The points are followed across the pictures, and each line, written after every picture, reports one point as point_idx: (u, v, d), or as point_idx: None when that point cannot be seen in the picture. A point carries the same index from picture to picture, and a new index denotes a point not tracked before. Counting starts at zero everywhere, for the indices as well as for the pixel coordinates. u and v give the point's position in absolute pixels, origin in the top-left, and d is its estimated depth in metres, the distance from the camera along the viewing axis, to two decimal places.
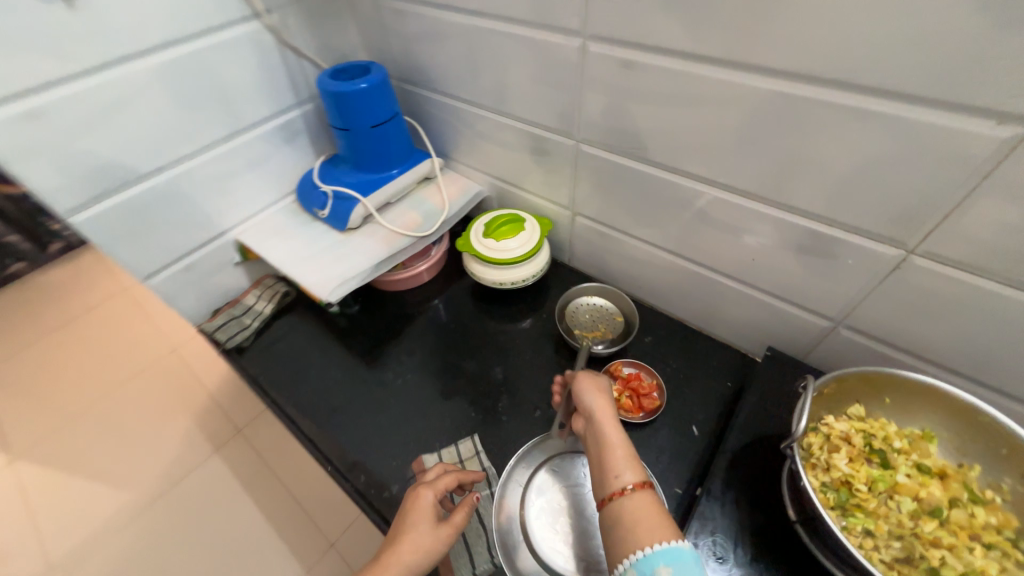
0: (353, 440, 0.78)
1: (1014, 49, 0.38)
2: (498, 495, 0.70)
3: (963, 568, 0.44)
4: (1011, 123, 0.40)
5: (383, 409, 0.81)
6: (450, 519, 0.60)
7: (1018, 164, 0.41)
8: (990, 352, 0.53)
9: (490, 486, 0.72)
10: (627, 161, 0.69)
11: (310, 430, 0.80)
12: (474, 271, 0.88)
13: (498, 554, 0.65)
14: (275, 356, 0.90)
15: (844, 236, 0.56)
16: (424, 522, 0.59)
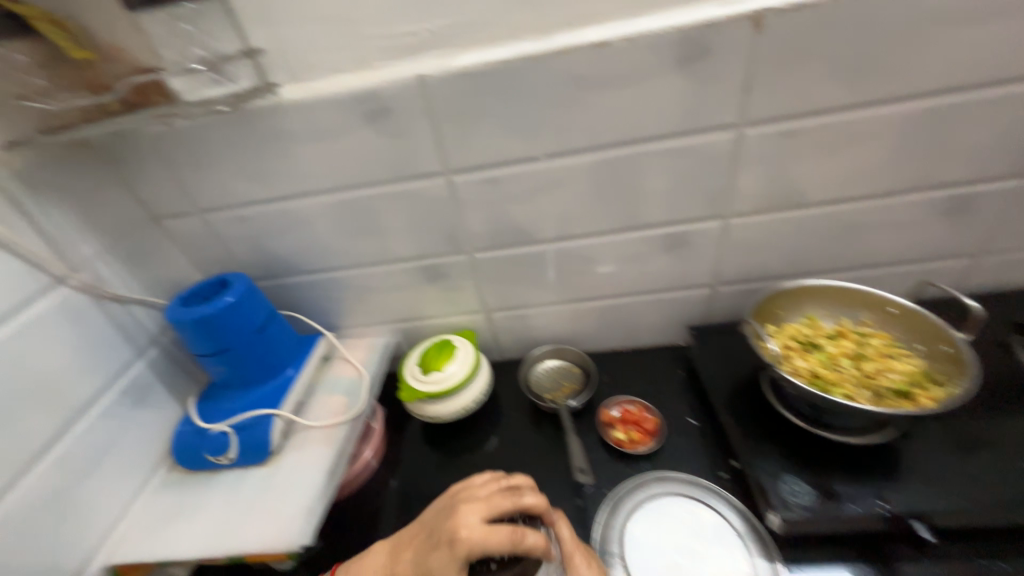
0: None
1: (711, 91, 0.62)
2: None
3: (886, 377, 0.61)
4: (729, 128, 0.65)
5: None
6: None
7: (746, 145, 0.66)
8: (810, 251, 0.78)
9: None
10: (518, 250, 0.80)
11: None
12: (429, 413, 0.81)
13: None
14: None
15: (685, 227, 0.76)
16: None
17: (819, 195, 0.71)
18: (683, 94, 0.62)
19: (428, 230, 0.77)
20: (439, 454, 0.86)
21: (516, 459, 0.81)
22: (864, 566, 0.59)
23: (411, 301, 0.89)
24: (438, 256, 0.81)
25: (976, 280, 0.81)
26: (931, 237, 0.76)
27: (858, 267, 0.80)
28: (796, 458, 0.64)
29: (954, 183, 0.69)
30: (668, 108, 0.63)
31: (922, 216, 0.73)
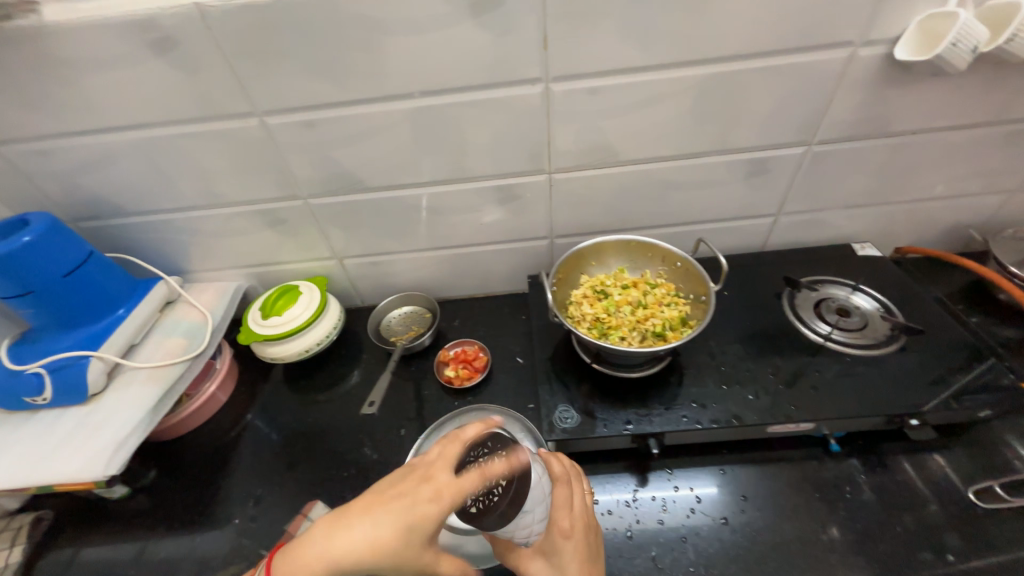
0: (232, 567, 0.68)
1: (511, 45, 0.62)
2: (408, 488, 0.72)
3: (656, 319, 0.69)
4: (535, 84, 0.66)
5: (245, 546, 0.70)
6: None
7: (554, 103, 0.68)
8: (632, 207, 0.84)
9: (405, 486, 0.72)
10: (355, 198, 0.81)
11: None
12: (270, 354, 0.84)
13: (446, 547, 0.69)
14: None
15: (513, 181, 0.79)
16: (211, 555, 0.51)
17: (632, 154, 0.76)
18: (484, 44, 0.62)
19: (255, 174, 0.76)
20: (290, 393, 0.90)
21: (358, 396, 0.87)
22: (620, 475, 0.71)
23: (258, 248, 0.89)
24: (273, 201, 0.80)
25: (779, 239, 0.91)
26: (736, 198, 0.83)
27: (677, 223, 0.87)
28: (585, 386, 0.72)
29: (749, 148, 0.75)
30: (473, 58, 0.63)
31: (726, 178, 0.80)
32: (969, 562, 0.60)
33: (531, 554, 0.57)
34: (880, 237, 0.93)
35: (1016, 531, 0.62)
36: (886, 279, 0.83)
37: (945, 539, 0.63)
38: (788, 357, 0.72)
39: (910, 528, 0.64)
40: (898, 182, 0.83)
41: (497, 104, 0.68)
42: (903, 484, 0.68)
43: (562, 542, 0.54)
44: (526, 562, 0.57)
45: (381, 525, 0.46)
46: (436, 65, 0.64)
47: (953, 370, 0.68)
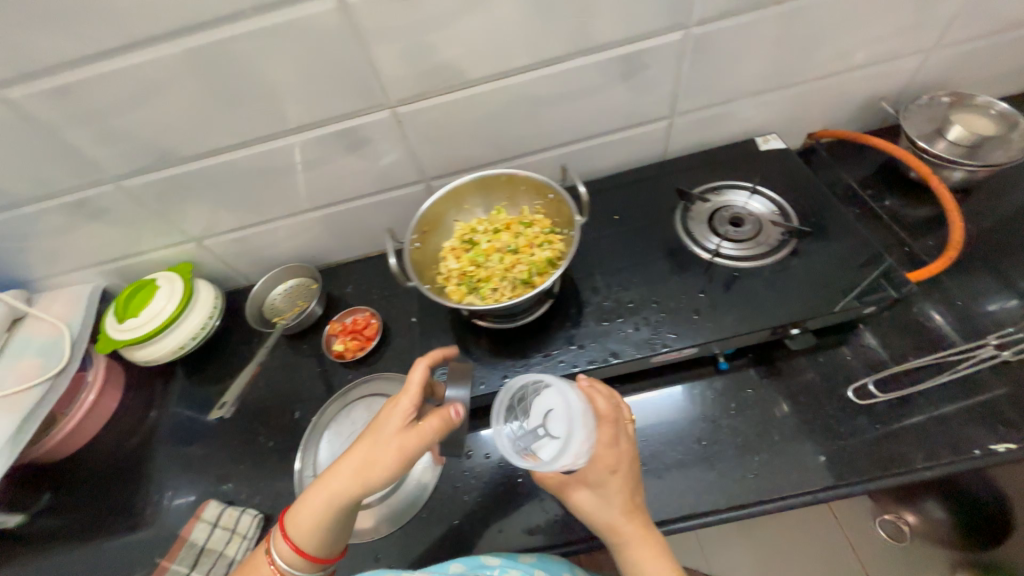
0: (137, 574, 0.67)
1: None
2: (302, 476, 0.68)
3: (527, 265, 0.62)
4: None
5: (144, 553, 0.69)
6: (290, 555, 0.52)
7: (356, 17, 0.55)
8: (504, 131, 0.73)
9: (304, 476, 0.68)
10: (176, 171, 0.69)
11: None
12: (142, 358, 0.78)
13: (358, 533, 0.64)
14: None
15: (351, 123, 0.67)
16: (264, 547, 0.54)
17: (481, 70, 0.63)
18: None
19: (36, 162, 0.63)
20: (182, 390, 0.85)
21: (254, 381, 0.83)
22: None
23: (96, 243, 0.78)
24: (80, 189, 0.68)
25: (680, 144, 0.82)
26: (619, 104, 0.72)
27: (562, 143, 0.77)
28: (465, 346, 0.68)
29: (617, 43, 0.63)
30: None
31: (601, 82, 0.68)
32: (856, 457, 0.60)
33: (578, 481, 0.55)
34: (791, 125, 0.84)
35: (906, 417, 0.61)
36: (788, 175, 0.76)
37: (835, 439, 0.61)
38: (676, 280, 0.66)
39: (805, 428, 0.63)
40: (800, 58, 0.72)
41: (289, 29, 0.55)
42: (794, 389, 0.66)
43: (609, 477, 0.53)
44: (570, 491, 0.55)
45: (365, 480, 0.50)
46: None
47: (840, 270, 0.64)
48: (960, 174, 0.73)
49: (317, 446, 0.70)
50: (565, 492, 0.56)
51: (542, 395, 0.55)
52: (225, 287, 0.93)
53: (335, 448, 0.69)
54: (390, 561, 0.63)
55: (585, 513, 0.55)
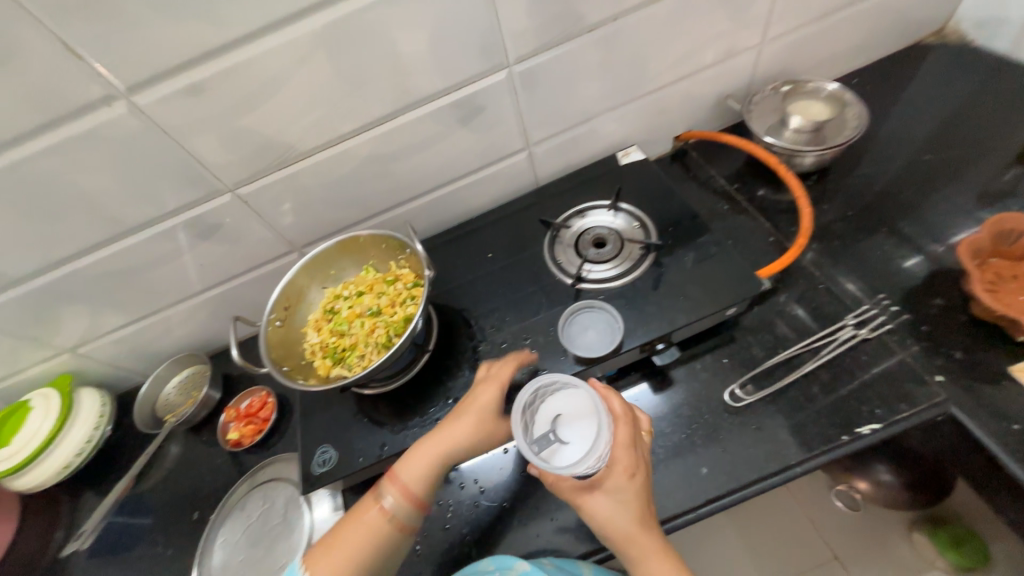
0: None
1: (30, 68, 0.47)
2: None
3: (388, 327, 0.62)
4: (111, 103, 0.52)
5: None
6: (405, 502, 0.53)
7: (155, 116, 0.54)
8: (361, 190, 0.72)
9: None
10: (18, 291, 0.66)
11: None
12: (25, 486, 0.74)
13: None
14: None
15: (193, 212, 0.65)
16: (365, 513, 0.53)
17: (311, 141, 0.63)
18: None
19: None
20: (82, 508, 0.80)
21: (155, 485, 0.79)
22: None
23: None
24: None
25: (547, 171, 0.82)
26: (469, 147, 0.72)
27: (426, 191, 0.76)
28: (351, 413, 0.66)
29: (442, 92, 0.64)
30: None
31: (441, 129, 0.68)
32: (749, 459, 0.58)
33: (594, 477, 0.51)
34: (655, 133, 0.85)
35: (790, 409, 0.61)
36: (647, 187, 0.78)
37: (729, 444, 0.60)
38: (545, 312, 0.67)
39: (699, 438, 0.61)
40: (635, 76, 0.74)
41: (87, 139, 0.53)
42: (677, 400, 0.65)
43: (629, 482, 0.50)
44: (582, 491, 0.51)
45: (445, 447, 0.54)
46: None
47: (698, 278, 0.66)
48: (810, 160, 0.75)
49: (213, 556, 0.67)
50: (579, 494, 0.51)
51: (551, 399, 0.55)
52: (121, 387, 0.89)
53: (231, 552, 0.67)
54: None
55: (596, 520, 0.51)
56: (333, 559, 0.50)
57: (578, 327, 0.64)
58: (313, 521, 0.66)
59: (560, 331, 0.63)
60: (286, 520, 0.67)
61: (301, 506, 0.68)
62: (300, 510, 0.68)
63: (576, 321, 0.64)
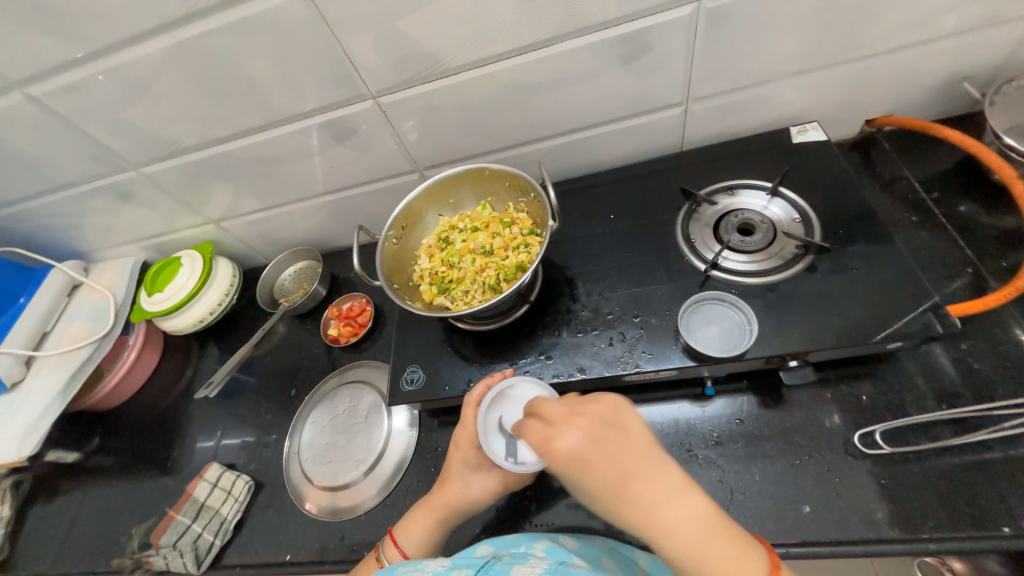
0: (152, 518, 0.75)
1: None
2: (292, 449, 0.74)
3: (498, 270, 0.61)
4: None
5: (158, 503, 0.78)
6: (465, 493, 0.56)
7: (322, 6, 0.53)
8: (495, 120, 0.68)
9: (295, 448, 0.74)
10: (183, 160, 0.73)
11: (110, 557, 0.74)
12: (170, 329, 0.87)
13: (339, 508, 0.67)
14: (28, 543, 0.79)
15: (336, 113, 0.66)
16: (427, 505, 0.57)
17: (461, 57, 0.59)
18: None
19: (67, 151, 0.70)
20: (206, 358, 0.94)
21: (263, 356, 0.89)
22: None
23: (130, 223, 0.86)
24: (105, 175, 0.75)
25: (697, 135, 0.72)
26: (621, 91, 0.64)
27: (560, 133, 0.71)
28: (442, 343, 0.67)
29: (613, 21, 0.56)
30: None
31: (598, 65, 0.61)
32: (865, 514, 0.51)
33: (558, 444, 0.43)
34: (844, 111, 0.70)
35: (936, 475, 0.51)
36: (816, 175, 0.66)
37: (843, 490, 0.52)
38: (662, 292, 0.61)
39: (807, 471, 0.54)
40: (850, 33, 0.59)
41: (261, 21, 0.54)
42: (788, 424, 0.57)
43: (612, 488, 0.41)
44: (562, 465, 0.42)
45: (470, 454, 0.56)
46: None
47: (862, 298, 0.54)
48: None
49: (302, 431, 0.75)
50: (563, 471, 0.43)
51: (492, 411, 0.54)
52: (248, 264, 1.00)
53: (317, 433, 0.74)
54: (349, 545, 0.64)
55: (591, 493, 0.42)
56: (418, 528, 0.56)
57: (700, 319, 0.57)
58: (389, 428, 0.71)
59: (678, 318, 0.58)
60: (366, 420, 0.73)
61: (381, 411, 0.73)
62: (379, 415, 0.73)
63: (699, 311, 0.58)
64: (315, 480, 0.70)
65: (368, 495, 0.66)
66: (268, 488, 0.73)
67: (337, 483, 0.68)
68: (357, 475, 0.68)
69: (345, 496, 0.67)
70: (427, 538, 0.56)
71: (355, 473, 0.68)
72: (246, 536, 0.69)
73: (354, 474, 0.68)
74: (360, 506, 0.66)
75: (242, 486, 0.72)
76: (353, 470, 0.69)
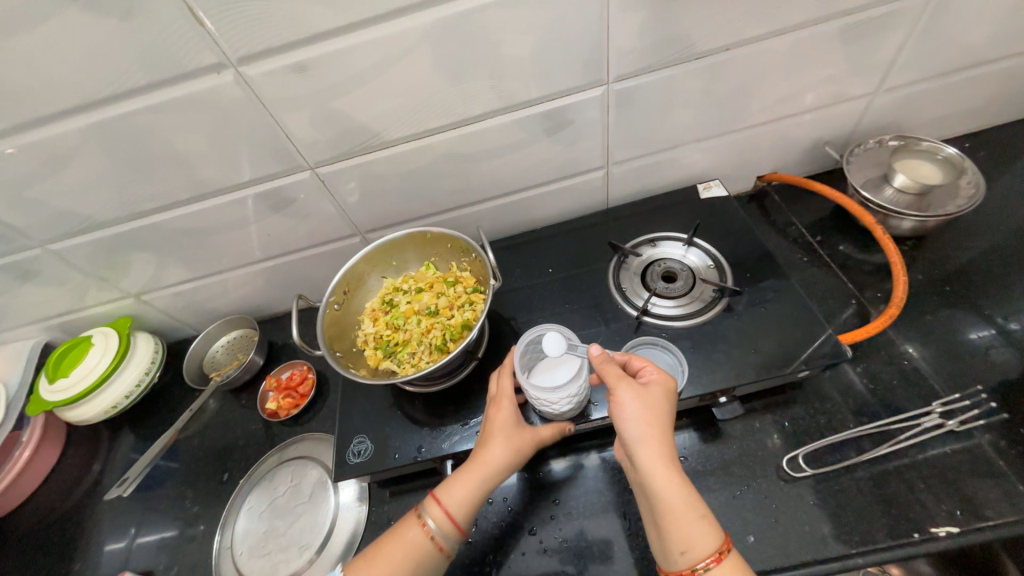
0: None
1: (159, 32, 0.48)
2: (225, 544, 0.66)
3: (442, 330, 0.62)
4: (221, 70, 0.52)
5: None
6: (512, 449, 0.54)
7: (258, 90, 0.55)
8: (433, 187, 0.72)
9: (228, 543, 0.66)
10: (100, 234, 0.68)
11: None
12: (75, 419, 0.78)
13: None
14: None
15: (273, 184, 0.66)
16: (473, 465, 0.53)
17: (398, 131, 0.63)
18: (119, 31, 0.48)
19: None
20: (119, 447, 0.84)
21: (190, 438, 0.81)
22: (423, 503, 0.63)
23: (31, 302, 0.77)
24: (4, 253, 0.68)
25: (619, 193, 0.80)
26: (548, 159, 0.71)
27: (496, 195, 0.75)
28: (391, 407, 0.66)
29: (535, 101, 0.62)
30: (116, 51, 0.49)
31: (525, 137, 0.67)
32: (802, 536, 0.54)
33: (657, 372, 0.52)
34: (739, 170, 0.81)
35: (855, 491, 0.56)
36: (723, 225, 0.75)
37: (780, 514, 0.56)
38: (602, 339, 0.65)
39: (747, 501, 0.57)
40: (733, 110, 0.70)
41: (193, 101, 0.55)
42: (727, 457, 0.61)
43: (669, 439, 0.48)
44: (656, 378, 0.51)
45: (510, 408, 0.56)
46: (79, 67, 0.50)
47: (774, 333, 0.61)
48: (909, 224, 0.70)
49: (235, 521, 0.68)
50: (655, 383, 0.50)
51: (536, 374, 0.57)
52: (172, 337, 0.92)
53: (254, 522, 0.67)
54: None
55: (663, 405, 0.49)
56: (466, 487, 0.52)
57: None
58: (337, 505, 0.66)
59: None
60: (312, 498, 0.68)
61: (328, 486, 0.68)
62: (326, 491, 0.68)
63: (634, 356, 0.62)
64: None
65: None
66: None
67: None
68: (303, 564, 0.62)
69: None
70: (474, 497, 0.52)
71: (300, 562, 0.62)
72: None
73: (298, 563, 0.62)
74: None
75: None
76: (297, 559, 0.63)
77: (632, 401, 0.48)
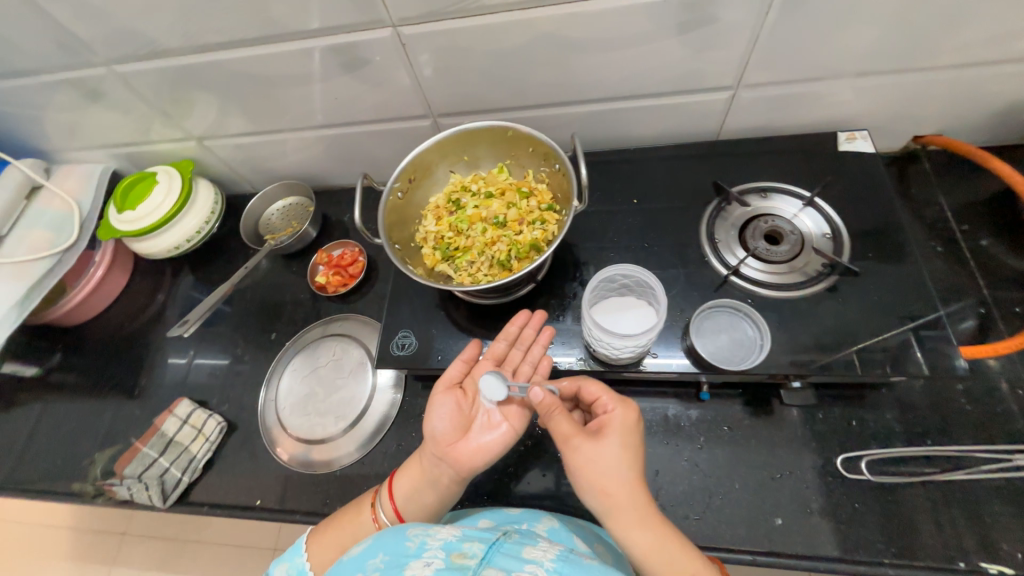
0: (118, 444, 0.73)
1: None
2: (270, 395, 0.71)
3: (508, 245, 0.58)
4: None
5: (122, 429, 0.75)
6: (448, 437, 0.52)
7: None
8: (525, 75, 0.61)
9: (273, 395, 0.71)
10: (164, 63, 0.63)
11: (70, 477, 0.72)
12: (141, 252, 0.81)
13: (316, 462, 0.65)
14: None
15: (348, 38, 0.57)
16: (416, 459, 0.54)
17: None
18: None
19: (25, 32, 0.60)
20: (180, 285, 0.88)
21: (243, 292, 0.84)
22: None
23: (99, 126, 0.76)
24: (70, 67, 0.65)
25: (738, 124, 0.67)
26: (669, 64, 0.58)
27: (594, 99, 0.64)
28: (440, 310, 0.64)
29: None
30: None
31: (651, 30, 0.54)
32: (833, 533, 0.52)
33: (626, 410, 0.47)
34: (897, 122, 0.65)
35: (907, 505, 0.52)
36: (854, 187, 0.62)
37: (816, 507, 0.54)
38: (676, 289, 0.59)
39: (784, 486, 0.55)
40: (931, 39, 0.53)
41: None
42: (775, 438, 0.58)
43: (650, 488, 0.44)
44: (614, 422, 0.46)
45: (439, 403, 0.53)
46: None
47: (879, 327, 0.53)
48: None
49: (279, 378, 0.72)
50: (610, 427, 0.46)
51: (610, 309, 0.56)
52: (231, 189, 0.92)
53: (297, 383, 0.72)
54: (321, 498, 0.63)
55: (627, 455, 0.44)
56: (408, 481, 0.53)
57: (712, 325, 0.56)
58: (374, 387, 0.69)
59: (690, 321, 0.56)
60: (351, 375, 0.70)
61: (367, 368, 0.70)
62: (365, 372, 0.70)
63: (710, 317, 0.57)
64: (291, 429, 0.68)
65: (345, 453, 0.65)
66: (241, 430, 0.71)
67: (314, 437, 0.67)
68: (338, 432, 0.67)
69: (322, 450, 0.66)
70: (417, 488, 0.52)
71: (335, 428, 0.67)
72: (216, 476, 0.68)
73: (334, 429, 0.67)
74: (337, 462, 0.65)
75: (214, 425, 0.70)
76: (333, 425, 0.67)
77: (590, 461, 0.44)
